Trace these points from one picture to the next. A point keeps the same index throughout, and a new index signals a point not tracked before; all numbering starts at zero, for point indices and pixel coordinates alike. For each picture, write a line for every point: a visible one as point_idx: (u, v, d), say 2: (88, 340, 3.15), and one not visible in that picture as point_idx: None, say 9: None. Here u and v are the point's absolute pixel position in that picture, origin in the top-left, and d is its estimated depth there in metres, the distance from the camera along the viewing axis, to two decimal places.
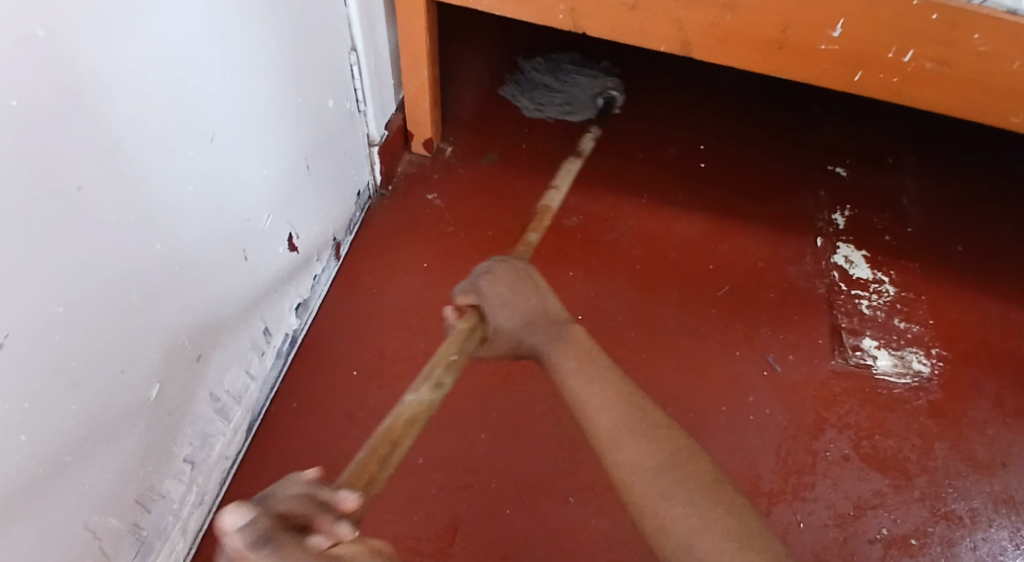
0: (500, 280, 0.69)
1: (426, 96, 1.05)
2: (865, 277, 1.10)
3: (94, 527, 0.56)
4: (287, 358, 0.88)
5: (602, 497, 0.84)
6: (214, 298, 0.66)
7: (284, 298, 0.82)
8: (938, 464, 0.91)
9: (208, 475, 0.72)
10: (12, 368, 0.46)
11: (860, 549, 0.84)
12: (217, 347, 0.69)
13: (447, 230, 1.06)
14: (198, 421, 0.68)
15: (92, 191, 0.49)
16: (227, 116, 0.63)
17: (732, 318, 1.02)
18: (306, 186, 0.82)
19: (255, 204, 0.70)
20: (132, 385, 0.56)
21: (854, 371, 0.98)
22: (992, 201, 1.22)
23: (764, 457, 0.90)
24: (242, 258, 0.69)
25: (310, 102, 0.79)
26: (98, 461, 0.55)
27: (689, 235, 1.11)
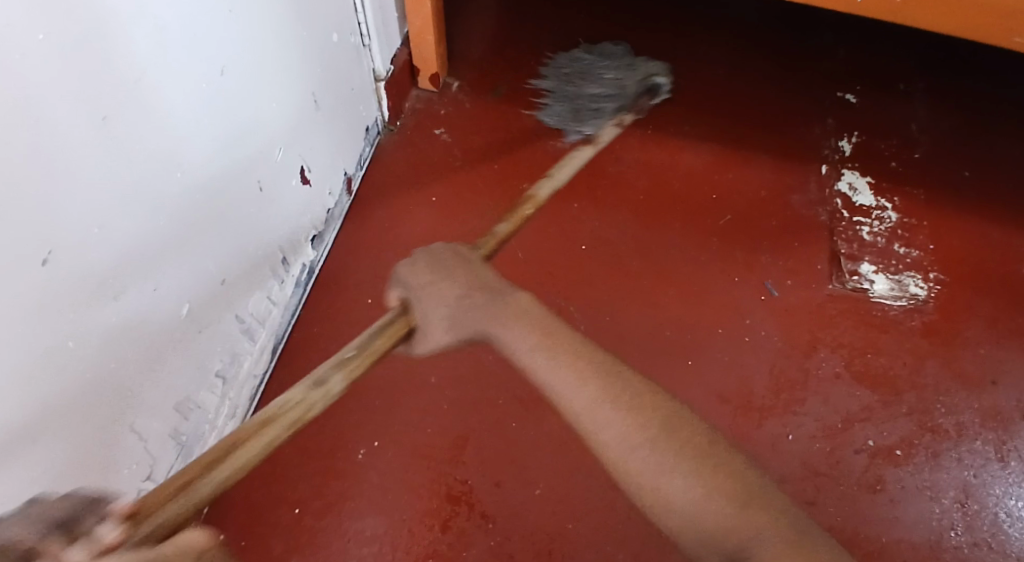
0: (420, 264, 0.67)
1: (430, 29, 1.09)
2: (868, 204, 1.12)
3: (139, 428, 0.64)
4: (306, 287, 0.93)
5: None
6: (232, 224, 0.72)
7: (299, 229, 0.87)
8: (927, 381, 0.96)
9: (240, 391, 0.79)
10: (62, 279, 0.53)
11: (846, 458, 0.90)
12: (240, 272, 0.75)
13: (455, 164, 1.10)
14: (226, 338, 0.74)
15: (116, 118, 0.55)
16: (237, 51, 0.68)
17: (733, 246, 1.06)
18: (316, 119, 0.87)
19: (267, 137, 0.76)
20: (164, 301, 0.63)
21: (850, 295, 1.02)
22: (1003, 126, 1.22)
23: (758, 375, 0.94)
24: (257, 189, 0.75)
25: (315, 38, 0.83)
26: (138, 368, 0.62)
27: (694, 164, 1.15)
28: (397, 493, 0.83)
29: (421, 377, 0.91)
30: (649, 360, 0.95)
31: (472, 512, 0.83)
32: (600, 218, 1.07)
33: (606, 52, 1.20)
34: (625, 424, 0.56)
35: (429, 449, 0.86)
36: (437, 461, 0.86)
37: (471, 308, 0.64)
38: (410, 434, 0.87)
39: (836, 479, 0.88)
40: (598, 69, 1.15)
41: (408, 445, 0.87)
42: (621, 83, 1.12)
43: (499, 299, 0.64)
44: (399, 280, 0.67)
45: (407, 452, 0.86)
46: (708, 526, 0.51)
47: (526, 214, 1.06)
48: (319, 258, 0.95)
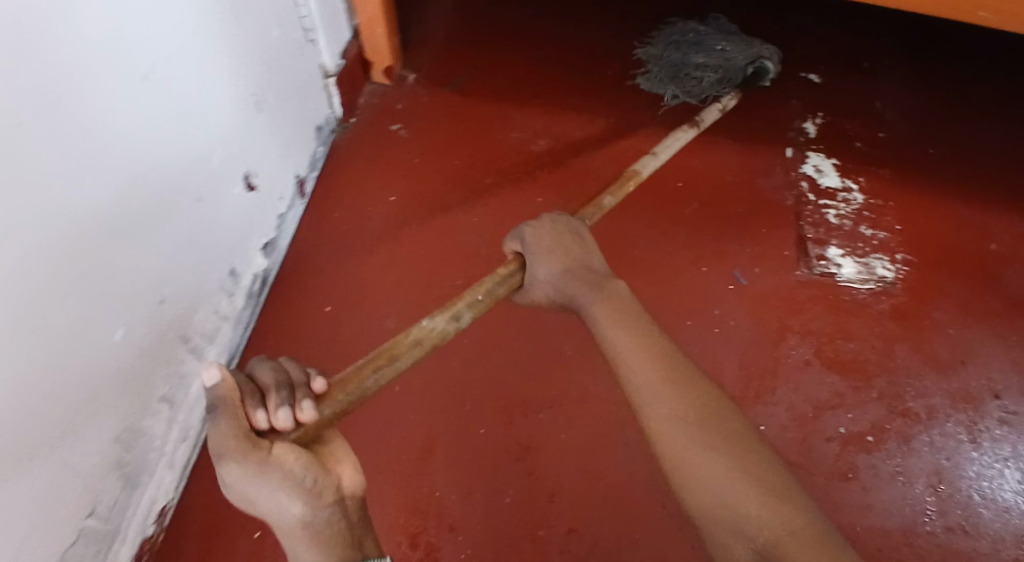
0: (544, 231, 0.76)
1: (380, 22, 1.07)
2: (833, 186, 1.11)
3: (78, 463, 0.62)
4: (260, 297, 0.90)
5: (572, 411, 0.88)
6: (169, 241, 0.69)
7: (246, 238, 0.84)
8: (897, 365, 0.95)
9: (191, 411, 0.76)
10: None
11: (817, 447, 0.89)
12: (183, 289, 0.72)
13: (413, 160, 1.07)
14: (171, 359, 0.72)
15: (25, 140, 0.52)
16: (162, 57, 0.65)
17: (700, 233, 1.04)
18: (260, 120, 0.84)
19: (205, 146, 0.73)
20: (95, 330, 0.61)
21: (819, 281, 1.01)
22: (971, 103, 1.21)
23: (728, 366, 0.93)
24: (197, 201, 0.72)
25: (254, 39, 0.80)
26: (72, 402, 0.60)
27: (659, 151, 1.12)
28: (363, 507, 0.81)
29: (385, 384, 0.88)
30: None
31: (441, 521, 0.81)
32: (563, 211, 1.04)
33: (724, 26, 1.17)
34: (675, 406, 0.62)
35: (394, 459, 0.84)
36: (403, 472, 0.83)
37: (569, 279, 0.72)
38: (375, 445, 0.85)
39: (809, 469, 0.87)
40: (709, 40, 1.14)
41: (371, 456, 0.84)
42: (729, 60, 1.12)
43: (599, 282, 0.72)
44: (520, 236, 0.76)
45: (373, 462, 0.84)
46: (733, 506, 0.57)
47: (486, 209, 1.03)
48: (272, 266, 0.92)
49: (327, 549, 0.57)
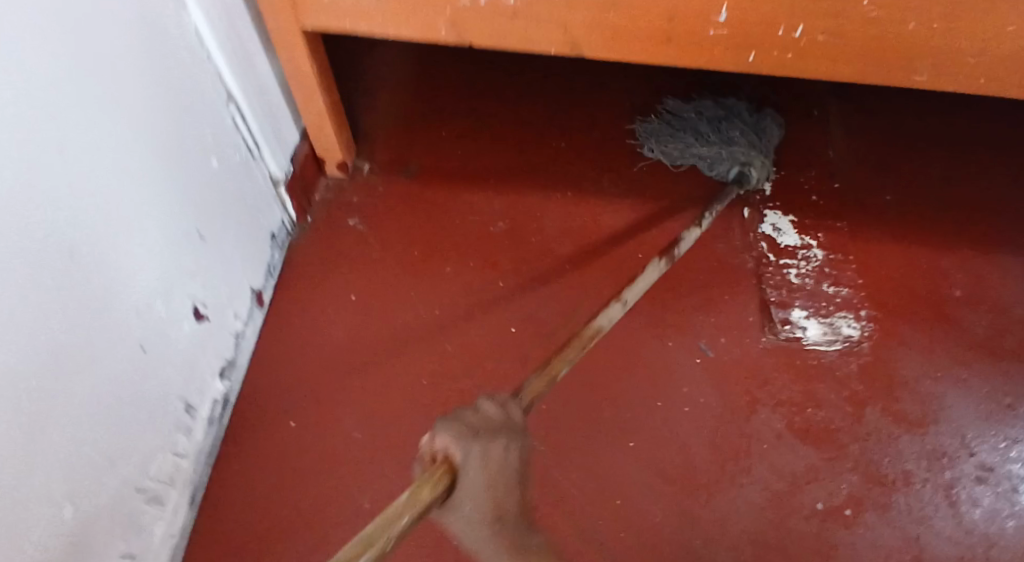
0: (494, 453, 0.56)
1: (327, 121, 1.05)
2: (793, 244, 1.11)
3: None
4: (222, 422, 0.91)
5: (547, 515, 0.89)
6: (112, 403, 0.71)
7: (201, 370, 0.85)
8: (870, 430, 0.96)
9: (155, 559, 0.79)
10: None
11: (794, 525, 0.89)
12: (133, 443, 0.74)
13: (370, 256, 1.07)
14: (127, 513, 0.74)
15: None
16: (69, 228, 0.65)
17: (662, 306, 1.03)
18: (204, 251, 0.84)
19: (139, 308, 0.74)
20: (39, 511, 0.63)
21: (785, 346, 1.01)
22: (925, 139, 1.22)
23: (700, 447, 0.93)
24: (138, 352, 0.74)
25: (189, 178, 0.82)
26: None
27: (620, 222, 1.11)
28: None
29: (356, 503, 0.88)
30: (589, 446, 0.93)
31: None
32: (524, 297, 1.04)
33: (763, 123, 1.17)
34: None
35: None
36: None
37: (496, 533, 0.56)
38: None
39: (788, 550, 0.88)
40: (728, 125, 1.14)
41: None
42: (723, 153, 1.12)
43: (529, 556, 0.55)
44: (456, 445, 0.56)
45: None
46: None
47: (447, 302, 1.03)
48: (235, 387, 0.93)
49: None
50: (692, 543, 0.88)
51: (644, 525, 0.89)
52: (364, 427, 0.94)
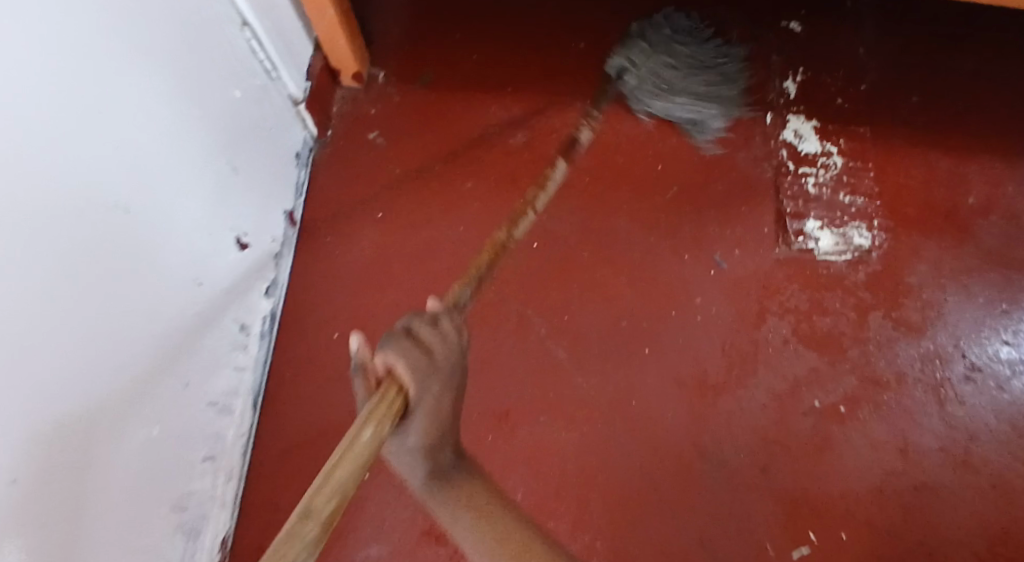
0: (443, 377, 0.61)
1: (339, 32, 1.07)
2: (813, 151, 1.13)
3: (151, 542, 0.76)
4: (271, 334, 1.02)
5: (569, 415, 1.00)
6: (180, 335, 0.80)
7: (246, 292, 0.94)
8: (871, 334, 1.02)
9: (231, 457, 0.91)
10: (38, 481, 0.62)
11: (794, 422, 0.98)
12: (200, 367, 0.84)
13: (394, 172, 1.12)
14: (204, 426, 0.85)
15: (38, 324, 0.62)
16: (131, 184, 0.73)
17: (679, 222, 1.09)
18: (239, 184, 0.91)
19: (189, 248, 0.82)
20: (136, 436, 0.74)
21: (797, 257, 1.06)
22: (959, 35, 1.19)
23: (710, 352, 1.02)
24: (195, 288, 0.83)
25: (222, 117, 0.87)
26: (128, 499, 0.73)
27: (635, 132, 1.15)
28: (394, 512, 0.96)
29: None
30: (606, 354, 1.02)
31: None
32: (547, 208, 1.10)
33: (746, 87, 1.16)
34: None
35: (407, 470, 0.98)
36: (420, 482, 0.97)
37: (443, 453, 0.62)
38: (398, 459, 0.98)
39: (786, 444, 0.98)
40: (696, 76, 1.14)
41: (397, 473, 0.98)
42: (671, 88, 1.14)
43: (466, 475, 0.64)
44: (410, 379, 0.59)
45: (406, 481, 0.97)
46: None
47: (475, 216, 1.10)
48: (277, 304, 1.03)
49: None
50: (700, 439, 0.98)
51: (658, 423, 0.99)
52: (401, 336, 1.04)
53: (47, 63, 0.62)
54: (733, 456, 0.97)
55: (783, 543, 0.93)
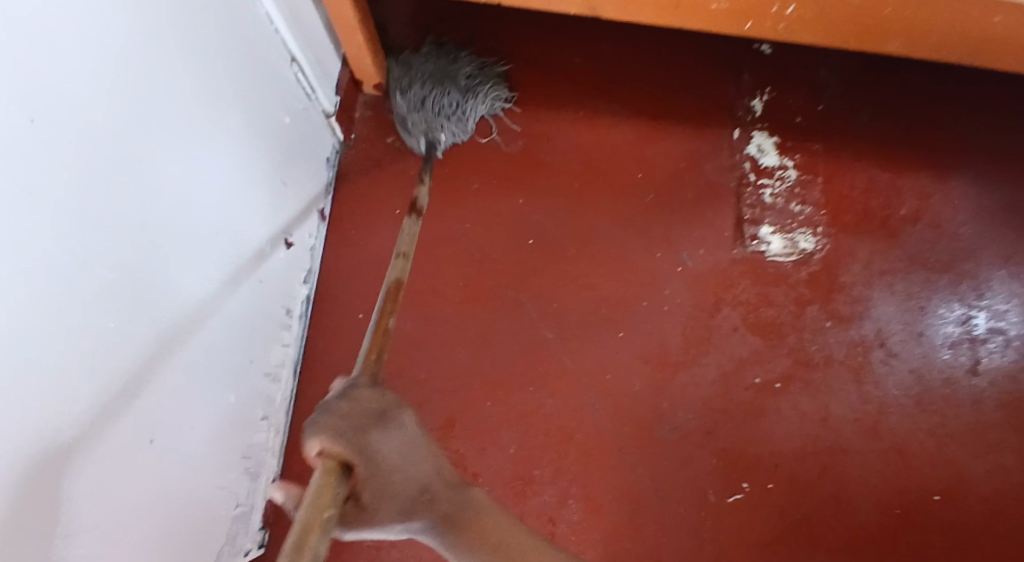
0: (387, 434, 0.70)
1: (364, 54, 1.20)
2: (772, 164, 1.31)
3: (224, 482, 0.99)
4: (306, 314, 1.22)
5: (554, 384, 1.21)
6: (246, 324, 1.01)
7: (292, 282, 1.14)
8: (807, 323, 1.23)
9: (279, 414, 1.13)
10: (159, 443, 0.84)
11: (737, 395, 1.20)
12: (258, 345, 1.05)
13: (410, 173, 1.30)
14: (260, 392, 1.07)
15: (159, 329, 0.83)
16: (217, 211, 0.92)
17: (653, 223, 1.28)
18: (288, 196, 1.10)
19: (255, 254, 1.02)
20: (218, 405, 0.95)
21: (750, 257, 1.26)
22: (906, 63, 1.36)
23: (673, 335, 1.23)
24: (257, 284, 1.03)
25: (279, 142, 1.05)
26: (213, 452, 0.95)
27: (621, 142, 1.32)
28: None
29: (415, 374, 1.22)
30: (587, 334, 1.23)
31: (465, 470, 1.17)
32: (540, 207, 1.29)
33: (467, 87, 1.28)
34: None
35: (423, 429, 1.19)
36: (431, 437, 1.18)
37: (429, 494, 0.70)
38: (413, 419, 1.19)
39: (729, 412, 1.19)
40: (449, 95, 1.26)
41: None
42: (462, 116, 1.27)
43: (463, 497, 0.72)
44: (345, 448, 0.68)
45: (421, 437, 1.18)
46: None
47: (480, 213, 1.29)
48: (311, 288, 1.23)
49: None
50: (660, 406, 1.20)
51: (627, 393, 1.20)
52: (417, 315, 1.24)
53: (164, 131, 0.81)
54: (686, 420, 1.19)
55: (721, 491, 1.16)
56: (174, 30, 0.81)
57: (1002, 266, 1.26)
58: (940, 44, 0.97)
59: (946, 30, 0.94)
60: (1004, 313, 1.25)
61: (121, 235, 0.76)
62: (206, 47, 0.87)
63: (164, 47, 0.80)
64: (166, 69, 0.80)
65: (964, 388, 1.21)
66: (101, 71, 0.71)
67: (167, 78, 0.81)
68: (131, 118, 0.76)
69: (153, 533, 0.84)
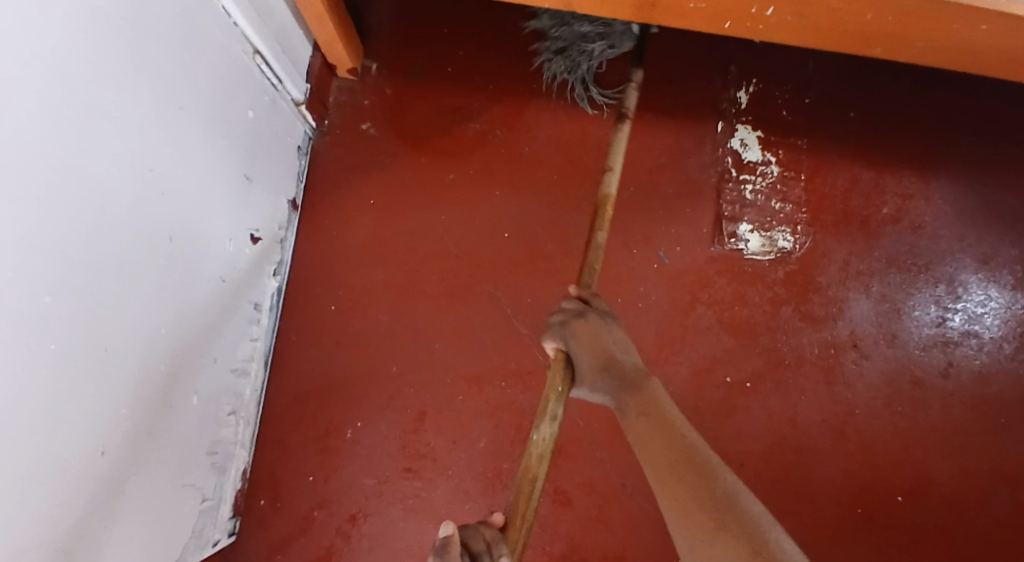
0: (583, 332, 0.92)
1: (337, 40, 1.17)
2: (754, 160, 1.29)
3: (190, 481, 1.00)
4: (277, 305, 1.21)
5: (526, 380, 1.20)
6: (211, 324, 1.00)
7: (260, 275, 1.13)
8: (781, 323, 1.23)
9: (247, 408, 1.13)
10: (116, 455, 0.84)
11: (708, 393, 1.20)
12: (224, 344, 1.04)
13: (385, 162, 1.28)
14: (228, 389, 1.06)
15: (114, 341, 0.82)
16: (178, 215, 0.91)
17: (631, 218, 1.26)
18: (254, 190, 1.08)
19: (220, 252, 1.01)
20: (182, 408, 0.95)
21: (728, 255, 1.25)
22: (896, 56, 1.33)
23: (646, 332, 1.22)
24: (222, 284, 1.02)
25: (243, 137, 1.03)
26: (176, 455, 0.96)
27: (602, 133, 1.29)
28: (379, 457, 1.18)
29: (386, 367, 1.20)
30: None
31: (435, 463, 1.18)
32: (517, 200, 1.27)
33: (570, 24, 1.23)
34: (693, 502, 0.75)
35: (395, 423, 1.19)
36: (402, 431, 1.18)
37: (609, 378, 0.89)
38: (383, 413, 1.19)
39: (700, 410, 1.20)
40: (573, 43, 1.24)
41: (382, 422, 1.19)
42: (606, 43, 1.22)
43: (635, 387, 0.88)
44: (564, 345, 0.92)
45: (389, 430, 1.18)
46: (740, 525, 0.72)
47: (456, 204, 1.27)
48: (281, 279, 1.21)
49: (676, 501, 0.77)
50: None
51: None
52: (389, 308, 1.23)
53: (115, 140, 0.79)
54: None
55: None
56: (124, 36, 0.78)
57: (978, 269, 1.26)
58: (923, 48, 0.94)
59: (932, 38, 0.92)
60: (979, 316, 1.25)
61: (68, 251, 0.74)
62: (159, 49, 0.84)
63: (113, 56, 0.77)
64: (116, 78, 0.78)
65: (935, 390, 1.22)
66: (44, 88, 0.69)
67: (117, 87, 0.78)
68: (78, 131, 0.74)
69: (112, 540, 0.85)
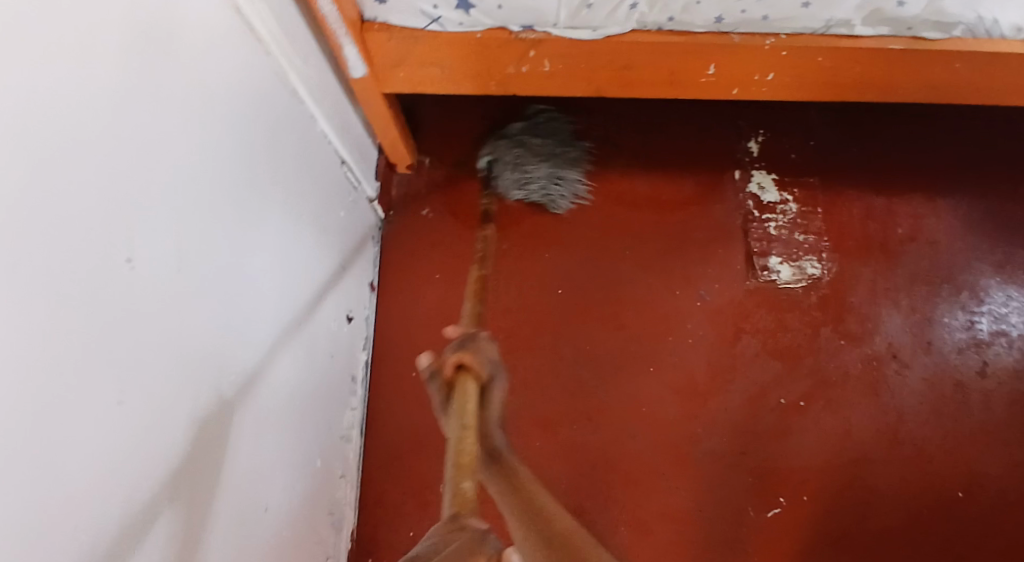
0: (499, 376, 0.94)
1: (399, 142, 1.35)
2: (773, 200, 1.43)
3: (317, 537, 1.13)
4: (366, 378, 1.36)
5: (596, 420, 1.32)
6: (324, 393, 1.15)
7: (354, 350, 1.29)
8: (822, 344, 1.35)
9: (352, 471, 1.27)
10: (276, 510, 0.98)
11: (764, 414, 1.31)
12: (332, 412, 1.19)
13: (445, 241, 1.44)
14: (338, 453, 1.21)
15: (272, 411, 0.97)
16: (303, 302, 1.07)
17: (671, 264, 1.40)
18: (346, 276, 1.25)
19: (327, 332, 1.17)
20: (311, 469, 1.10)
21: (763, 287, 1.38)
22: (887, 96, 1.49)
23: (700, 366, 1.34)
24: (330, 359, 1.18)
25: (336, 232, 1.20)
26: (308, 512, 1.09)
27: (635, 192, 1.45)
28: (471, 505, 1.29)
29: None
30: (621, 370, 1.35)
31: None
32: (566, 259, 1.41)
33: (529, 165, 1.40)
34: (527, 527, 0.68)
35: None
36: None
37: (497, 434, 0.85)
38: None
39: (759, 431, 1.31)
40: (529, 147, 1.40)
41: None
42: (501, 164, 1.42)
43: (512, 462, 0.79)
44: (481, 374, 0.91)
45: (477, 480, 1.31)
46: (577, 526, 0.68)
47: (511, 270, 1.41)
48: (368, 354, 1.37)
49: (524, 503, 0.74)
50: (695, 432, 1.31)
51: (664, 423, 1.32)
52: None
53: (268, 244, 0.96)
54: (720, 443, 1.30)
55: (760, 506, 1.27)
56: (265, 161, 0.95)
57: (997, 274, 1.38)
58: (908, 90, 1.09)
59: (913, 80, 1.07)
60: (1004, 316, 1.36)
61: (248, 337, 0.90)
62: (281, 170, 1.00)
63: (263, 174, 0.94)
64: (266, 191, 0.95)
65: (974, 389, 1.32)
66: (233, 210, 0.86)
67: (265, 200, 0.95)
68: (250, 238, 0.91)
69: None
